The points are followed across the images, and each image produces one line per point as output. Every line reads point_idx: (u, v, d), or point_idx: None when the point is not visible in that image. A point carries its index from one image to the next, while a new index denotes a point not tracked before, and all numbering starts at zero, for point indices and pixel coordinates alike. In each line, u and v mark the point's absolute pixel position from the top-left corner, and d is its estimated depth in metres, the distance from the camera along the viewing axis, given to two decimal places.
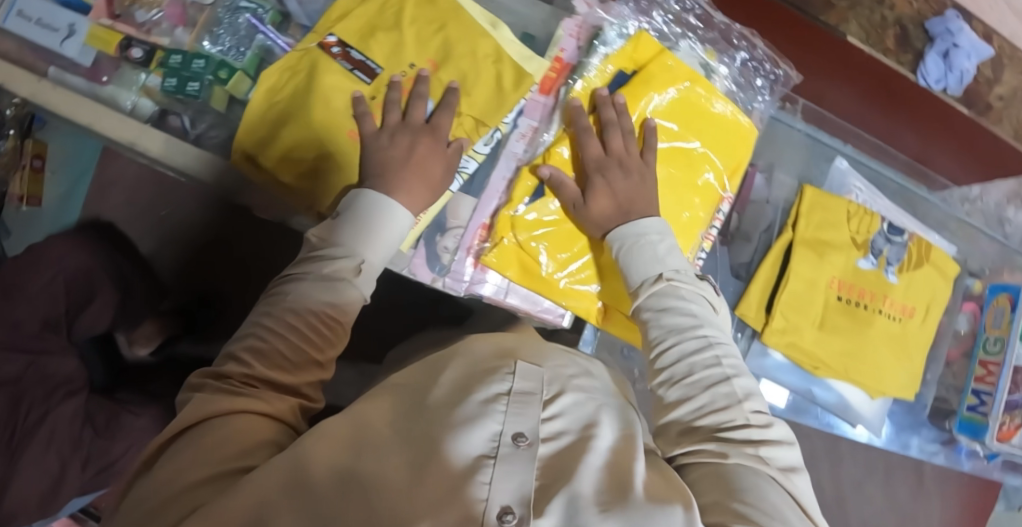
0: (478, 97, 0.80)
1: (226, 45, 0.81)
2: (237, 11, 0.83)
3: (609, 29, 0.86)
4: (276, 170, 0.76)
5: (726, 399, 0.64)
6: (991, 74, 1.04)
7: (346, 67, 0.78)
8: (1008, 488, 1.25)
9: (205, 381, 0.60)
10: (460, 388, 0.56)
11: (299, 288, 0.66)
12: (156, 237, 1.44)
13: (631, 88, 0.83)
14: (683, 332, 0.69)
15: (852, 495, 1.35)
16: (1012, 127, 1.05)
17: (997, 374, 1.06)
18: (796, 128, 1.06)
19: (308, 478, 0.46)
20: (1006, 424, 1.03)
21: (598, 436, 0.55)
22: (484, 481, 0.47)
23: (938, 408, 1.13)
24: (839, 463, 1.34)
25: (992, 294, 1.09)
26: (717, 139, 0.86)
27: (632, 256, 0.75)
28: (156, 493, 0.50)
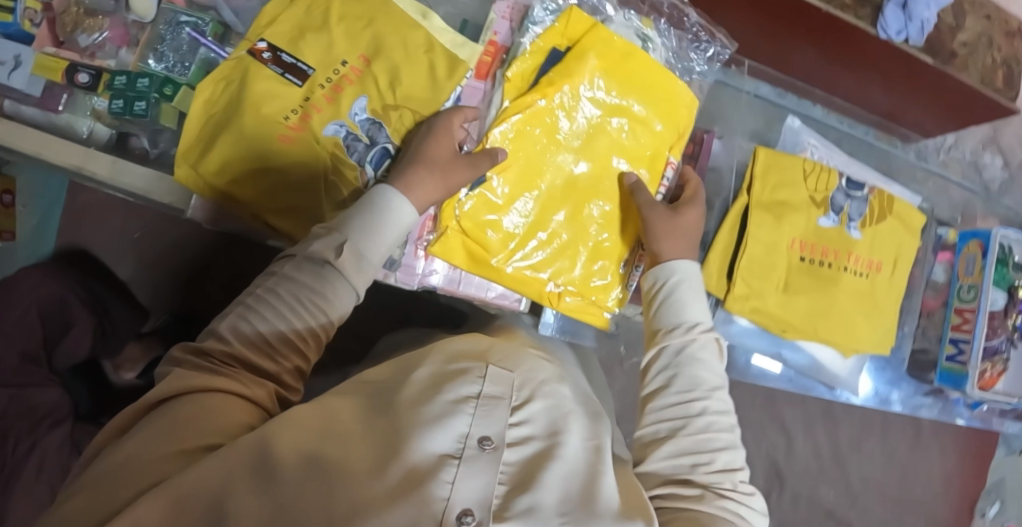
0: (412, 89, 0.77)
1: (171, 61, 0.78)
2: (179, 26, 0.79)
3: (538, 8, 0.82)
4: (215, 180, 0.72)
5: (726, 466, 0.63)
6: (953, 21, 1.01)
7: (277, 71, 0.74)
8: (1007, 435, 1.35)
9: (182, 356, 0.58)
10: (437, 380, 0.53)
11: (282, 274, 0.63)
12: (132, 262, 1.29)
13: (565, 67, 0.80)
14: (712, 392, 0.67)
15: (852, 456, 1.31)
16: (979, 74, 0.99)
17: (974, 322, 1.04)
18: (742, 91, 1.06)
19: (271, 469, 0.45)
20: (990, 372, 1.06)
21: (564, 443, 0.53)
22: (447, 480, 0.45)
23: (917, 360, 1.11)
24: (835, 424, 1.31)
25: (963, 241, 1.09)
26: (664, 110, 0.84)
27: (682, 300, 0.73)
28: (117, 464, 0.49)
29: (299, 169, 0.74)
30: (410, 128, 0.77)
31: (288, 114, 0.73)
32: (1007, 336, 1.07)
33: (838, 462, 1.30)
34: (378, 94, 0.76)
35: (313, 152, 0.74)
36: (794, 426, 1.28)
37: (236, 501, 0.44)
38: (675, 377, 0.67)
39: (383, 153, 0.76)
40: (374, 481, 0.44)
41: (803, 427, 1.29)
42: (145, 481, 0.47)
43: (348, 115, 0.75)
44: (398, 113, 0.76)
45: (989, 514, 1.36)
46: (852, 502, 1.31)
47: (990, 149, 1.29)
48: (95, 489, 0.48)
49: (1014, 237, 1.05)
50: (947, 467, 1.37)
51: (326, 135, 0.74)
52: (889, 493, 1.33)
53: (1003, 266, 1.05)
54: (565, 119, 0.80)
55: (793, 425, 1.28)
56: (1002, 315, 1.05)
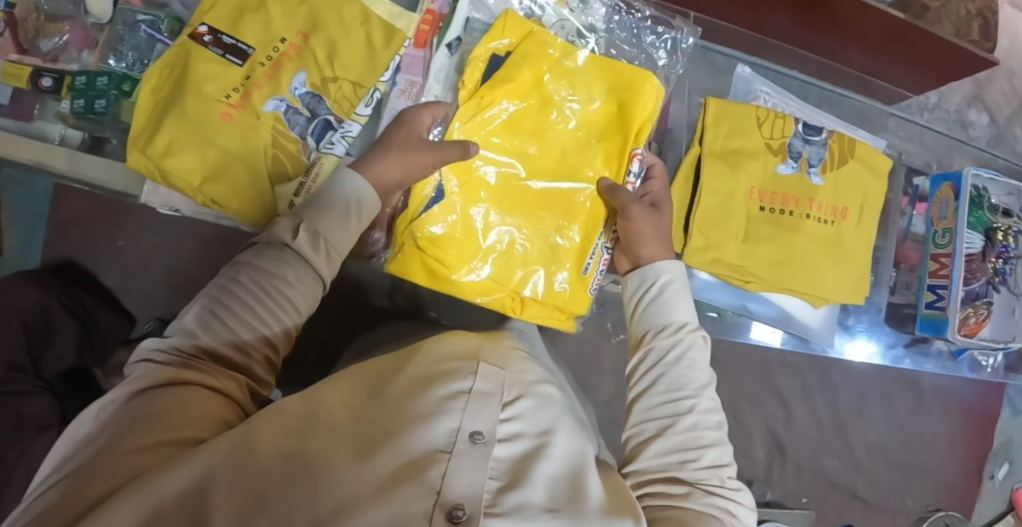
0: (349, 60, 0.73)
1: (130, 60, 0.77)
2: (136, 26, 0.78)
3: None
4: (162, 163, 0.68)
5: (715, 463, 0.60)
6: None
7: (217, 52, 0.70)
8: None
9: (155, 351, 0.55)
10: (423, 377, 0.51)
11: (234, 268, 0.59)
12: (119, 268, 1.10)
13: (505, 72, 0.74)
14: (701, 391, 0.64)
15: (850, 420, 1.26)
16: (953, 26, 0.94)
17: (950, 266, 1.01)
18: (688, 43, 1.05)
19: (256, 463, 0.43)
20: (973, 318, 1.00)
21: (554, 444, 0.50)
22: (439, 474, 0.43)
23: (903, 313, 1.10)
24: None
25: (936, 184, 1.05)
26: (621, 99, 0.77)
27: (666, 303, 0.69)
28: (90, 459, 0.46)
29: (245, 147, 0.70)
30: (349, 100, 0.73)
31: (228, 93, 0.69)
32: (989, 279, 1.00)
33: (838, 429, 1.15)
34: (317, 68, 0.73)
35: (254, 135, 0.70)
36: (791, 394, 1.13)
37: (222, 494, 0.41)
38: (663, 378, 0.64)
39: (325, 125, 0.73)
40: (362, 475, 0.43)
41: (800, 395, 1.14)
42: (119, 476, 0.45)
43: (287, 89, 0.72)
44: (335, 84, 0.73)
45: (997, 476, 1.21)
46: (857, 469, 1.15)
47: (974, 106, 1.23)
48: (72, 480, 0.45)
49: (988, 177, 1.00)
50: (953, 429, 1.20)
51: (266, 110, 0.71)
52: (894, 459, 1.16)
53: (979, 208, 1.00)
54: (518, 124, 0.76)
55: (789, 393, 1.14)
56: (980, 259, 1.00)
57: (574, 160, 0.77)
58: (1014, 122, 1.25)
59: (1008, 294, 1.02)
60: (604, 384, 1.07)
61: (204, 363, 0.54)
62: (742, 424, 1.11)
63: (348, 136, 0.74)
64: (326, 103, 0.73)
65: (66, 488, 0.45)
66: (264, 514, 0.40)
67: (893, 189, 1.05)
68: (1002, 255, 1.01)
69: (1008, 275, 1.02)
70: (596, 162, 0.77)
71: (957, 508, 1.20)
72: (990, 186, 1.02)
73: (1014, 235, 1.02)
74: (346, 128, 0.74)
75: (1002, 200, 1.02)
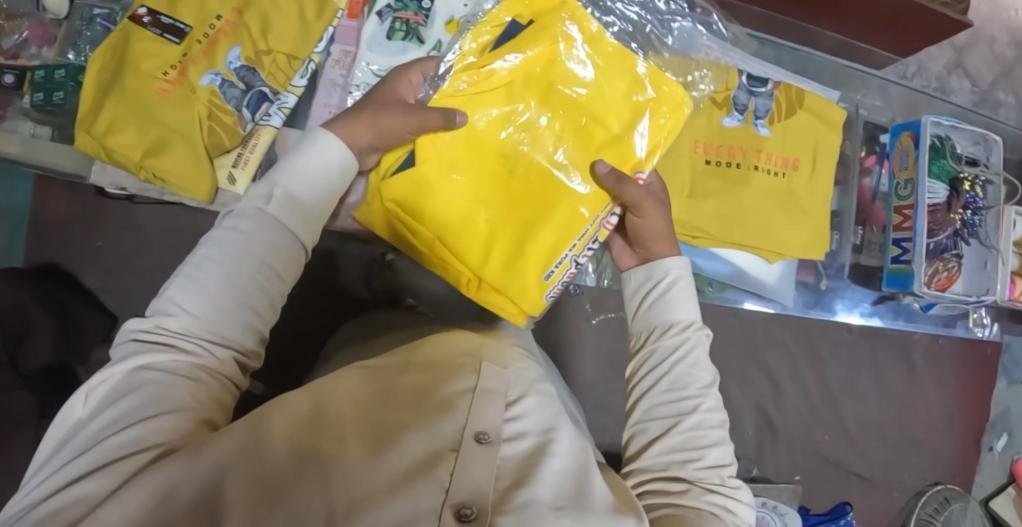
0: (283, 32, 0.75)
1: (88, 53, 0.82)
2: (93, 20, 0.83)
3: None
4: (105, 140, 0.69)
5: (717, 463, 0.56)
6: None
7: (156, 32, 0.72)
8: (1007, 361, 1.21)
9: (142, 330, 0.49)
10: (428, 378, 0.47)
11: (210, 240, 0.54)
12: (99, 267, 0.99)
13: (517, 43, 0.67)
14: (705, 391, 0.59)
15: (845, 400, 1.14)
16: None
17: (914, 217, 0.98)
18: None
19: (265, 456, 0.39)
20: (939, 273, 0.98)
21: (559, 440, 0.44)
22: (446, 472, 0.39)
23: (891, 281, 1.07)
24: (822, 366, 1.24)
25: (896, 135, 1.02)
26: (638, 101, 0.69)
27: (669, 303, 0.63)
28: (86, 452, 0.42)
29: (181, 121, 0.71)
30: (285, 72, 0.76)
31: (166, 70, 0.71)
32: (956, 231, 0.99)
33: (831, 405, 1.12)
34: (251, 42, 0.74)
35: (189, 108, 0.71)
36: (780, 373, 1.10)
37: (235, 487, 0.38)
38: (665, 376, 0.60)
39: (260, 97, 0.75)
40: (373, 472, 0.38)
41: (790, 373, 1.11)
42: (119, 473, 0.41)
43: (223, 64, 0.73)
44: (271, 57, 0.75)
45: (996, 447, 1.19)
46: (851, 445, 1.13)
47: (955, 73, 1.16)
48: (69, 475, 0.41)
49: (949, 124, 0.99)
50: (948, 402, 1.17)
51: (203, 84, 0.72)
52: (888, 434, 1.14)
53: (939, 156, 0.99)
54: (517, 94, 0.68)
55: (780, 372, 1.10)
56: (945, 209, 0.98)
57: (567, 152, 0.68)
58: (999, 86, 1.18)
59: (979, 246, 1.00)
60: (594, 366, 1.04)
61: (193, 344, 0.49)
62: (731, 403, 1.08)
63: (286, 108, 0.77)
64: (265, 75, 0.75)
65: (65, 483, 0.40)
66: (277, 511, 0.36)
67: (850, 140, 1.05)
68: (970, 206, 1.00)
69: (978, 228, 1.00)
70: (597, 157, 0.69)
71: (956, 482, 1.17)
72: (953, 136, 1.02)
73: (981, 185, 1.02)
74: (283, 99, 0.76)
75: (969, 150, 1.04)
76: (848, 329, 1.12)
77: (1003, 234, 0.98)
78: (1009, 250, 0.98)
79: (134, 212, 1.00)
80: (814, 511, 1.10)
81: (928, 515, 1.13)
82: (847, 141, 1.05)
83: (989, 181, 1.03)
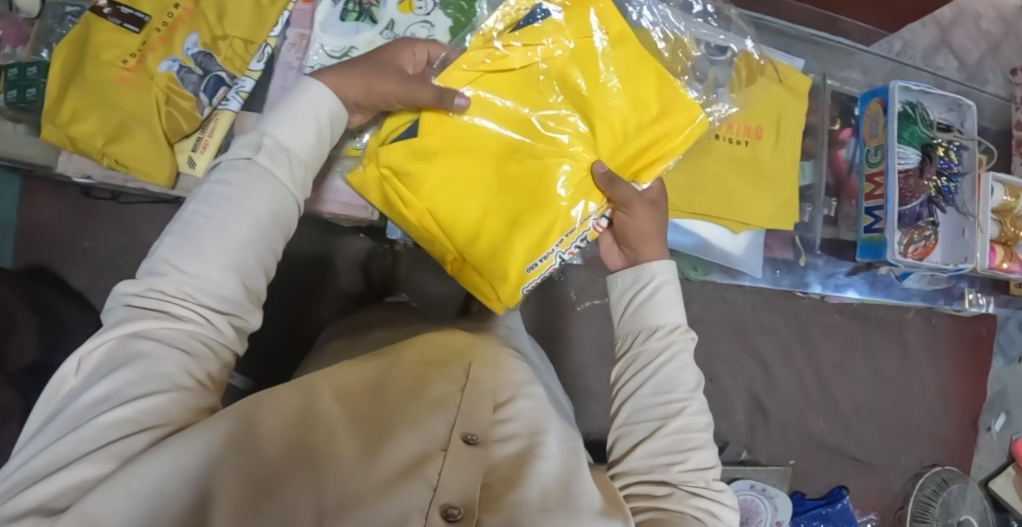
0: (237, 17, 0.72)
1: None
2: (66, 19, 0.77)
3: None
4: (69, 129, 0.68)
5: (703, 466, 0.51)
6: None
7: (116, 22, 0.69)
8: (1003, 340, 1.18)
9: (134, 294, 0.45)
10: (423, 374, 0.45)
11: (199, 195, 0.49)
12: (87, 269, 0.97)
13: (545, 32, 0.65)
14: (691, 394, 0.54)
15: (838, 382, 1.13)
16: None
17: (885, 185, 0.84)
18: None
19: (256, 447, 0.36)
20: (919, 243, 0.86)
21: (547, 443, 0.42)
22: (434, 470, 0.36)
23: None
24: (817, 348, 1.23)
25: (863, 103, 0.88)
26: (654, 111, 0.66)
27: (653, 309, 0.57)
28: (78, 429, 0.38)
29: (143, 108, 0.68)
30: (242, 57, 0.72)
31: (125, 58, 0.69)
32: (929, 197, 0.87)
33: (823, 388, 1.11)
34: (208, 29, 0.72)
35: (146, 95, 0.68)
36: (771, 356, 1.09)
37: (227, 481, 0.35)
38: (650, 377, 0.54)
39: (217, 81, 0.71)
40: (365, 469, 0.36)
41: (780, 355, 1.10)
42: (115, 455, 0.37)
43: (180, 51, 0.70)
44: (227, 42, 0.72)
45: (994, 428, 1.18)
46: (845, 429, 1.12)
47: (940, 52, 1.11)
48: (59, 456, 0.37)
49: (918, 89, 0.86)
50: (940, 383, 1.17)
51: (161, 71, 0.69)
52: (884, 417, 1.14)
53: (911, 122, 0.87)
54: (530, 79, 0.65)
55: (769, 356, 1.09)
56: (917, 175, 0.86)
57: (571, 148, 0.65)
58: (986, 65, 1.12)
59: (956, 214, 0.88)
60: (590, 357, 1.02)
61: (189, 310, 0.45)
62: (720, 388, 1.07)
63: (243, 91, 0.72)
64: (222, 61, 0.72)
65: (57, 463, 0.36)
66: (266, 508, 0.34)
67: (816, 111, 0.90)
68: (944, 172, 0.88)
69: (954, 195, 0.88)
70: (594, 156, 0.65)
71: (955, 462, 1.17)
72: (925, 101, 0.89)
73: (957, 152, 0.89)
74: (239, 82, 0.72)
75: (942, 117, 0.90)
76: (838, 312, 1.12)
77: (981, 200, 0.86)
78: (988, 218, 0.86)
79: (119, 212, 0.98)
80: (810, 496, 1.10)
81: (927, 497, 1.13)
82: (814, 113, 0.90)
83: (964, 148, 0.89)
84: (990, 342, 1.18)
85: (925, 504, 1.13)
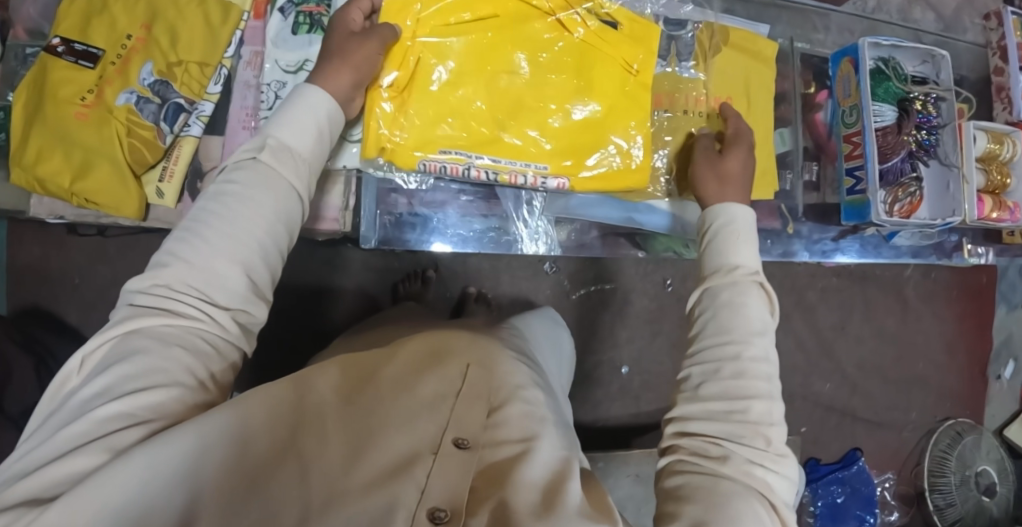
0: (189, 41, 0.70)
1: None
2: (28, 59, 0.76)
3: None
4: (36, 170, 0.67)
5: (761, 419, 0.48)
6: None
7: (70, 60, 0.68)
8: (1005, 288, 1.16)
9: (140, 292, 0.44)
10: (424, 366, 0.43)
11: (208, 192, 0.49)
12: (80, 305, 0.95)
13: (618, 47, 0.73)
14: (752, 336, 0.51)
15: (842, 343, 1.12)
16: None
17: (863, 144, 0.81)
18: None
19: (246, 441, 0.36)
20: (909, 199, 0.84)
21: (539, 450, 0.41)
22: (423, 471, 0.35)
23: None
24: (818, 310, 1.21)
25: (835, 64, 0.86)
26: (634, 127, 0.73)
27: (726, 241, 0.58)
28: (71, 424, 0.36)
29: (104, 143, 0.67)
30: (199, 82, 0.70)
31: (83, 95, 0.67)
32: (910, 152, 0.85)
33: (825, 351, 1.11)
34: (163, 56, 0.70)
35: (107, 128, 0.67)
36: None
37: (216, 470, 0.34)
38: (712, 316, 0.53)
39: (177, 108, 0.70)
40: (350, 468, 0.35)
41: (780, 321, 1.09)
42: (107, 448, 0.35)
43: (137, 81, 0.69)
44: (182, 68, 0.70)
45: (1004, 376, 1.18)
46: (853, 390, 1.13)
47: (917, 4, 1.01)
48: (54, 449, 0.35)
49: (889, 44, 0.84)
50: (942, 336, 1.16)
51: (119, 104, 0.68)
52: (890, 373, 1.14)
53: (884, 78, 0.85)
54: (568, 51, 0.72)
55: None
56: (896, 131, 0.83)
57: (549, 119, 0.72)
58: (964, 12, 1.02)
59: (939, 167, 0.86)
60: (594, 344, 1.00)
61: (192, 309, 0.44)
62: None
63: (204, 116, 0.71)
64: (179, 87, 0.70)
65: (46, 459, 0.35)
66: (252, 502, 0.33)
67: (786, 77, 0.87)
68: (922, 126, 0.86)
69: (935, 147, 0.86)
70: (557, 142, 0.72)
71: (967, 413, 1.17)
72: (898, 56, 0.86)
73: (934, 104, 0.86)
74: (199, 107, 0.71)
75: (916, 71, 0.88)
76: (836, 275, 1.10)
77: (964, 150, 0.84)
78: (972, 167, 0.84)
79: (105, 245, 0.96)
80: (824, 461, 1.11)
81: (943, 451, 1.13)
82: (784, 80, 0.88)
83: (942, 99, 0.86)
84: (988, 292, 1.16)
85: (942, 459, 1.12)
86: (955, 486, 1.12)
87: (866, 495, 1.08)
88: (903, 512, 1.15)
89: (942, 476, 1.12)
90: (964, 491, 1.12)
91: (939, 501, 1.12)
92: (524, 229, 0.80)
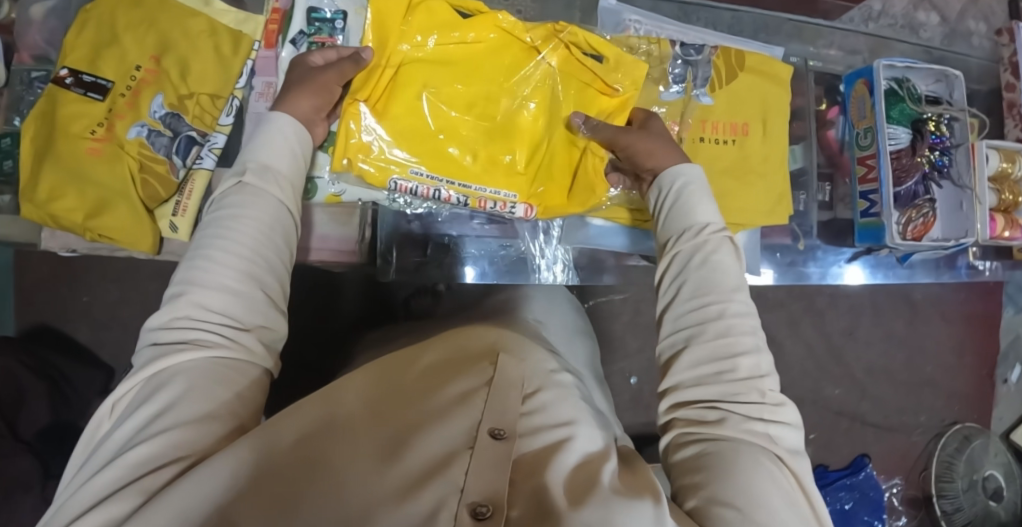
0: (201, 73, 0.72)
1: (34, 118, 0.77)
2: (33, 84, 0.77)
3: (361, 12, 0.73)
4: (48, 207, 0.68)
5: (754, 373, 0.49)
6: None
7: (80, 92, 0.69)
8: (1011, 289, 1.14)
9: (161, 328, 0.45)
10: (453, 361, 0.44)
11: (211, 221, 0.50)
12: (89, 322, 0.97)
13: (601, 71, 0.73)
14: (731, 293, 0.52)
15: (850, 348, 1.12)
16: None
17: (877, 168, 0.82)
18: None
19: (273, 460, 0.36)
20: (915, 222, 0.83)
21: (578, 436, 0.41)
22: (461, 470, 0.36)
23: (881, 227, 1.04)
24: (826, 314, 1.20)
25: (850, 84, 0.86)
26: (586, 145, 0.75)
27: (694, 199, 0.58)
28: (110, 470, 0.37)
29: (114, 180, 0.69)
30: (209, 114, 0.72)
31: (93, 129, 0.69)
32: (924, 174, 0.84)
33: (835, 356, 1.11)
34: (174, 89, 0.71)
35: (119, 164, 0.69)
36: (778, 330, 1.09)
37: (245, 491, 0.34)
38: (686, 281, 0.53)
39: (188, 142, 0.71)
40: (384, 474, 0.35)
41: (788, 329, 1.09)
42: (141, 491, 0.36)
43: (148, 114, 0.70)
44: (193, 100, 0.72)
45: (1011, 379, 1.17)
46: (862, 394, 1.13)
47: (921, 6, 0.99)
48: (95, 496, 0.36)
49: (903, 65, 0.84)
50: (951, 340, 1.15)
51: (130, 137, 0.70)
52: (898, 377, 1.14)
53: (899, 98, 0.84)
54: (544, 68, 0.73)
55: (776, 329, 1.09)
56: (910, 153, 0.84)
57: (531, 129, 0.72)
58: (967, 15, 1.00)
59: (952, 188, 0.86)
60: (604, 355, 1.01)
61: (214, 336, 0.45)
62: None
63: (216, 148, 0.73)
64: (190, 120, 0.72)
65: (87, 507, 0.36)
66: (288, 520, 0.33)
67: (801, 94, 0.88)
68: (936, 147, 0.85)
69: (948, 167, 0.85)
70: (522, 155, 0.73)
71: (974, 418, 1.17)
72: (910, 76, 0.86)
73: (947, 124, 0.86)
74: (211, 140, 0.73)
75: (929, 90, 0.88)
76: None
77: (977, 171, 0.84)
78: (985, 188, 0.83)
79: (112, 261, 0.96)
80: (832, 466, 1.11)
81: (949, 455, 1.13)
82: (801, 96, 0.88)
83: (954, 119, 0.86)
84: (994, 297, 1.15)
85: (949, 463, 1.12)
86: (963, 491, 1.11)
87: (875, 499, 1.07)
88: (911, 517, 1.15)
89: (949, 482, 1.12)
90: (971, 496, 1.11)
91: (946, 506, 1.11)
92: (541, 258, 0.82)
